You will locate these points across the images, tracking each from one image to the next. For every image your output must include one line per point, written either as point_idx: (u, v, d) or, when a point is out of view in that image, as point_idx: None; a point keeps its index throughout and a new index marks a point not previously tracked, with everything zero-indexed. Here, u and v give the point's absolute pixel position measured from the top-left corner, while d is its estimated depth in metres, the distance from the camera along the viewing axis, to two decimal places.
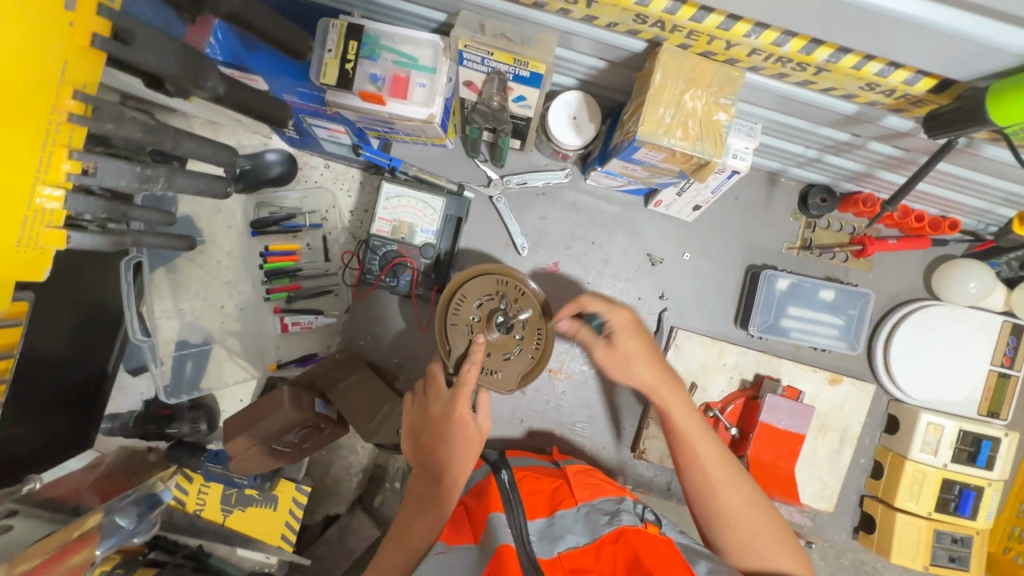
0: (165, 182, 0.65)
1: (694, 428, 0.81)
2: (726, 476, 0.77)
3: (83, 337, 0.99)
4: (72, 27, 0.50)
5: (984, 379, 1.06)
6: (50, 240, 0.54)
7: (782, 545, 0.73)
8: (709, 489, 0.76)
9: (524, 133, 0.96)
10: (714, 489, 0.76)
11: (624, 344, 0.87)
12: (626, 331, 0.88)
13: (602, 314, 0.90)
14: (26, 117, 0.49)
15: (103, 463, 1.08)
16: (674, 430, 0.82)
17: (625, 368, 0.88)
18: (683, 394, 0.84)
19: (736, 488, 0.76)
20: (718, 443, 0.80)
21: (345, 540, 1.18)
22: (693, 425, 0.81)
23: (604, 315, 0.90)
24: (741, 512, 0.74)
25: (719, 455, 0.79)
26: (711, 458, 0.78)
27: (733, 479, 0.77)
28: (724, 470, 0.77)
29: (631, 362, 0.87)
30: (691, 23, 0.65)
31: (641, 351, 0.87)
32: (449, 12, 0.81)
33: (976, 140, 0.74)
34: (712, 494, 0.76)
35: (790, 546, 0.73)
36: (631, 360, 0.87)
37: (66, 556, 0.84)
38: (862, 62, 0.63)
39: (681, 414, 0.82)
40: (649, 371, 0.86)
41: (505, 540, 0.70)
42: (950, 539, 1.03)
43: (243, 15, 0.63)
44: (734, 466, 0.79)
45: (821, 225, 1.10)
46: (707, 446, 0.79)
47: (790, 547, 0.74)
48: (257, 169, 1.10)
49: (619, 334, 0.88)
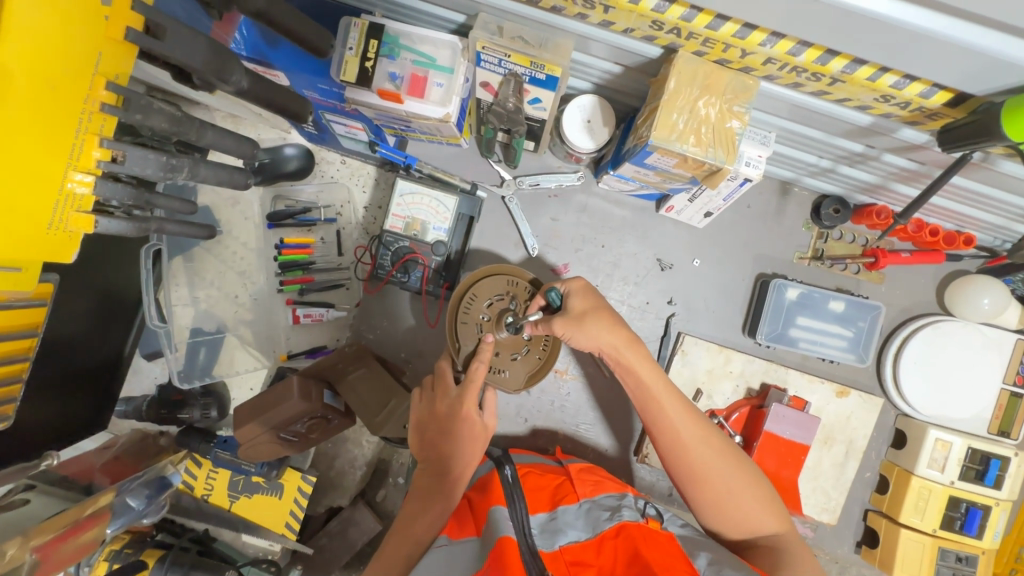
0: (188, 173, 0.66)
1: (661, 391, 0.78)
2: (700, 446, 0.76)
3: (101, 321, 1.02)
4: (106, 20, 0.51)
5: (995, 397, 1.04)
6: (79, 224, 0.57)
7: (765, 508, 0.75)
8: (685, 455, 0.76)
9: (538, 135, 0.97)
10: (691, 456, 0.76)
11: (581, 309, 0.81)
12: (580, 295, 0.83)
13: (560, 287, 0.85)
14: (61, 106, 0.51)
15: (116, 445, 1.11)
16: (642, 392, 0.80)
17: (581, 331, 0.80)
18: (643, 353, 0.80)
19: (714, 451, 0.76)
20: (687, 404, 0.79)
21: (346, 531, 1.20)
22: (660, 387, 0.79)
23: (561, 287, 0.85)
24: (720, 476, 0.75)
25: (691, 418, 0.78)
26: (683, 421, 0.77)
27: (709, 442, 0.77)
28: (699, 434, 0.77)
29: (585, 327, 0.80)
30: (706, 30, 0.66)
31: (602, 316, 0.81)
32: (469, 14, 0.83)
33: (992, 155, 0.74)
34: (689, 461, 0.76)
35: (771, 504, 0.76)
36: (590, 326, 0.80)
37: (76, 533, 0.88)
38: (878, 74, 0.63)
39: (648, 376, 0.79)
40: (611, 338, 0.80)
41: (507, 532, 0.72)
42: (955, 558, 1.01)
43: (269, 13, 0.64)
44: (708, 428, 0.78)
45: (833, 236, 1.09)
46: (678, 410, 0.78)
47: (771, 504, 0.76)
48: (275, 163, 1.12)
49: (577, 300, 0.82)
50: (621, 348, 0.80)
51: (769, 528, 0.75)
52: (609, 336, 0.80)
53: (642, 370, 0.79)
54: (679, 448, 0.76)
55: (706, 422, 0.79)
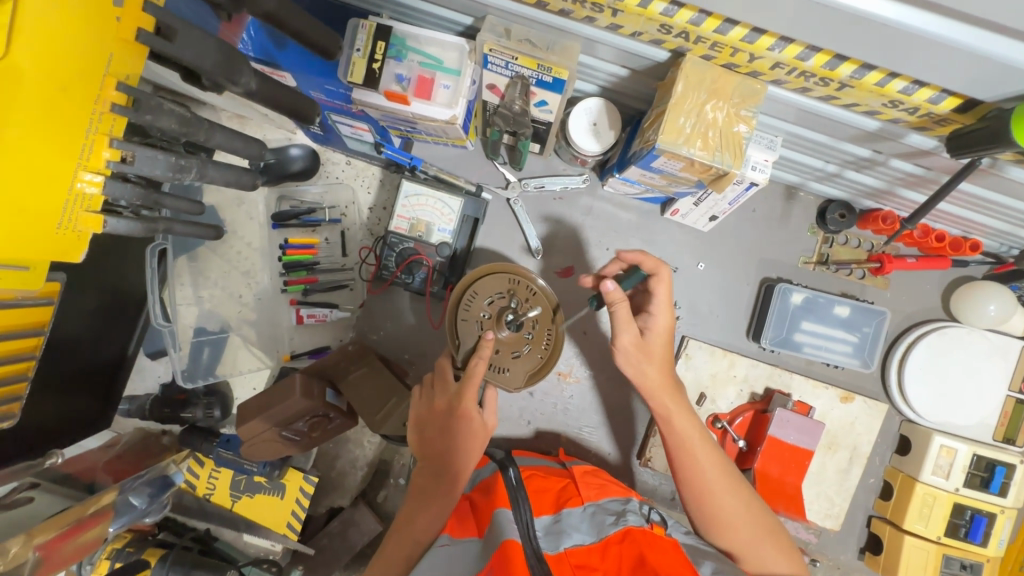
0: (197, 174, 0.66)
1: (697, 439, 0.82)
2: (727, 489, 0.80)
3: (106, 319, 1.02)
4: (119, 22, 0.52)
5: (1000, 404, 1.04)
6: (88, 224, 0.57)
7: (779, 550, 0.78)
8: (714, 500, 0.79)
9: (543, 138, 0.97)
10: (717, 504, 0.79)
11: (653, 343, 0.87)
12: (662, 313, 0.87)
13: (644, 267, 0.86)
14: (72, 106, 0.51)
15: (120, 443, 1.11)
16: (677, 436, 0.83)
17: (640, 363, 0.86)
18: (682, 399, 0.86)
19: (739, 501, 0.79)
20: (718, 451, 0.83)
21: (347, 532, 1.18)
22: (695, 436, 0.83)
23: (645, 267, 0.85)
24: (742, 524, 0.78)
25: (721, 468, 0.81)
26: (713, 470, 0.81)
27: (735, 488, 0.80)
28: (726, 483, 0.80)
29: (649, 359, 0.86)
30: (715, 35, 0.66)
31: (660, 354, 0.87)
32: (476, 17, 0.83)
33: (1000, 161, 0.74)
34: (713, 507, 0.79)
35: (785, 547, 0.78)
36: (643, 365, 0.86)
37: (78, 532, 0.87)
38: (886, 79, 0.63)
39: (684, 423, 0.84)
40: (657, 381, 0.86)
41: (511, 535, 0.72)
42: (960, 566, 1.01)
43: (278, 14, 0.64)
44: (735, 478, 0.82)
45: (838, 241, 1.09)
46: (710, 459, 0.82)
47: (786, 552, 0.78)
48: (281, 163, 1.13)
49: (652, 331, 0.87)
50: (663, 396, 0.85)
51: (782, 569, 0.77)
52: (657, 377, 0.86)
53: (679, 419, 0.84)
54: (706, 495, 0.80)
55: (733, 471, 0.82)
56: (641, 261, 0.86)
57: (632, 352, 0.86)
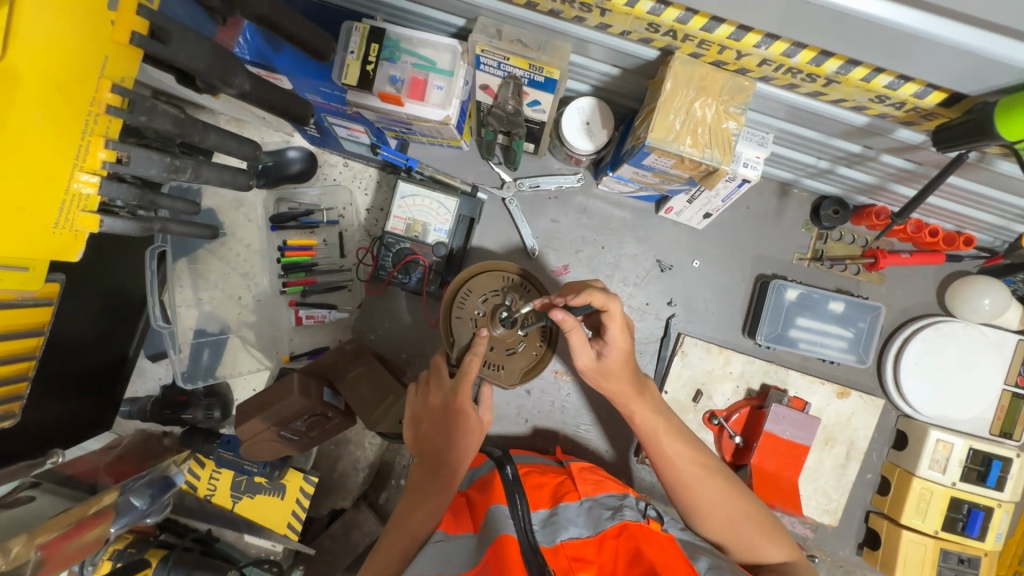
0: (192, 174, 0.67)
1: (662, 434, 0.83)
2: (704, 482, 0.79)
3: (107, 321, 1.03)
4: (113, 25, 0.53)
5: (996, 398, 1.04)
6: (84, 224, 0.58)
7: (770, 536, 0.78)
8: (691, 494, 0.79)
9: (537, 137, 0.98)
10: (693, 498, 0.79)
11: (611, 363, 0.85)
12: (620, 336, 0.83)
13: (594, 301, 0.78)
14: (68, 107, 0.52)
15: (121, 445, 1.12)
16: (644, 433, 0.84)
17: (599, 378, 0.87)
18: (648, 399, 0.85)
19: (717, 492, 0.79)
20: (691, 442, 0.83)
21: (350, 534, 1.20)
22: (662, 430, 0.83)
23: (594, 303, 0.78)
24: (724, 517, 0.78)
25: (695, 460, 0.81)
26: (685, 463, 0.81)
27: (713, 479, 0.80)
28: (701, 476, 0.80)
29: (606, 378, 0.86)
30: (702, 33, 0.66)
31: (623, 369, 0.85)
32: (468, 18, 0.84)
33: (989, 155, 0.74)
34: (690, 502, 0.80)
35: (776, 533, 0.78)
36: (605, 371, 0.86)
37: (80, 531, 0.89)
38: (872, 75, 0.64)
39: (649, 422, 0.84)
40: (619, 386, 0.86)
41: (507, 530, 0.73)
42: (958, 560, 1.01)
43: (271, 17, 0.65)
44: (711, 467, 0.81)
45: (832, 237, 1.10)
46: (681, 452, 0.82)
47: (780, 537, 0.78)
48: (279, 165, 1.14)
49: (610, 350, 0.85)
50: (627, 399, 0.85)
51: (776, 555, 0.77)
52: (616, 387, 0.86)
53: (642, 417, 0.84)
54: (685, 490, 0.80)
55: (711, 464, 0.82)
56: (589, 299, 0.78)
57: (591, 372, 0.87)
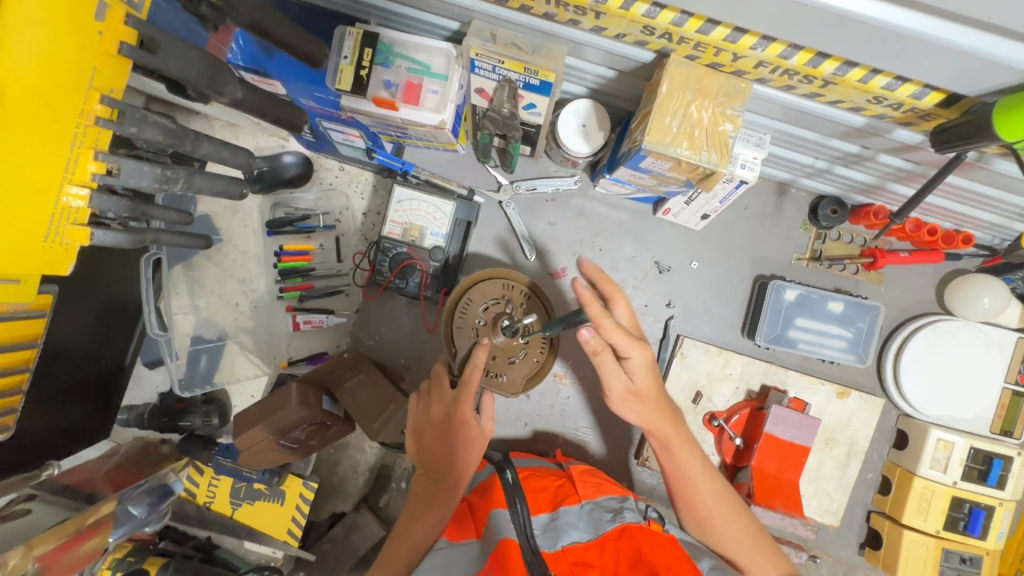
0: (184, 184, 0.67)
1: (698, 473, 0.82)
2: (726, 521, 0.81)
3: (102, 329, 1.02)
4: (100, 36, 0.52)
5: (996, 396, 1.04)
6: (75, 237, 0.58)
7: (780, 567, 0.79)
8: (714, 531, 0.81)
9: (534, 140, 0.98)
10: (715, 531, 0.81)
11: (642, 385, 0.80)
12: (637, 349, 0.75)
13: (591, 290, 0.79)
14: (56, 120, 0.52)
15: (118, 454, 1.10)
16: (678, 468, 0.83)
17: (636, 408, 0.82)
18: (683, 431, 0.84)
19: (738, 527, 0.81)
20: (720, 477, 0.84)
21: (350, 538, 1.19)
22: (696, 469, 0.82)
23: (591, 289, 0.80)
24: (743, 546, 0.80)
25: (720, 495, 0.82)
26: (713, 500, 0.81)
27: (738, 518, 0.81)
28: (727, 513, 0.81)
29: (639, 403, 0.81)
30: (698, 35, 0.66)
31: (655, 395, 0.81)
32: (462, 22, 0.84)
33: (987, 154, 0.74)
34: (711, 534, 0.81)
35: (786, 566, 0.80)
36: (640, 401, 0.81)
37: (77, 542, 0.87)
38: (869, 76, 0.63)
39: (684, 456, 0.82)
40: (650, 416, 0.82)
41: (508, 534, 0.73)
42: (960, 560, 1.01)
43: (263, 24, 0.65)
44: (736, 503, 0.82)
45: (831, 237, 1.09)
46: (711, 490, 0.82)
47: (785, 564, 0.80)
48: (275, 170, 1.13)
49: (637, 370, 0.78)
50: (660, 430, 0.82)
51: None
52: (650, 417, 0.82)
53: (679, 454, 0.82)
54: (706, 526, 0.81)
55: (731, 495, 0.83)
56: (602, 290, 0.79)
57: (624, 399, 0.82)
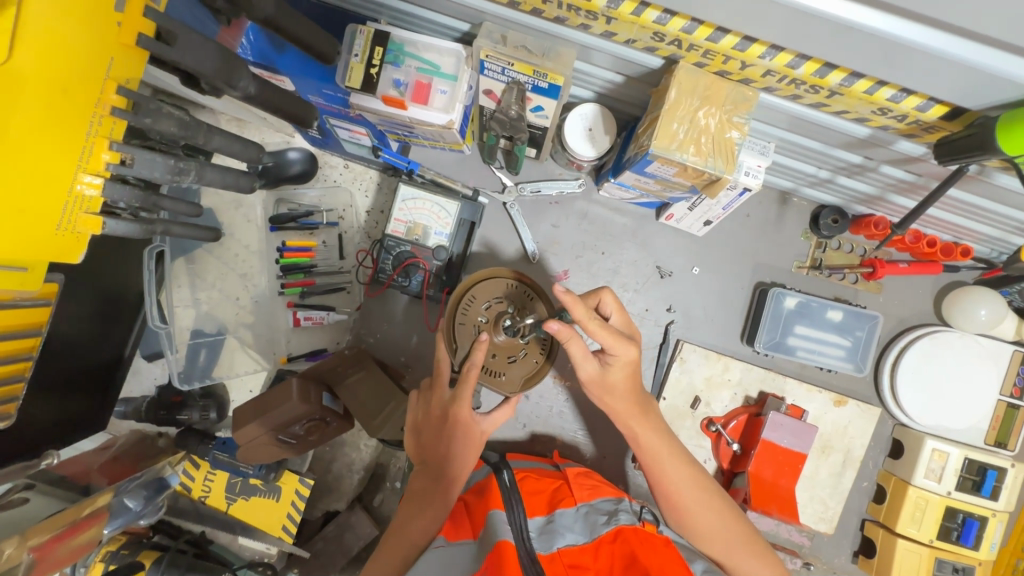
0: (195, 176, 0.68)
1: (666, 457, 0.82)
2: (696, 506, 0.81)
3: (102, 321, 1.02)
4: (119, 26, 0.53)
5: (992, 409, 1.05)
6: (88, 226, 0.58)
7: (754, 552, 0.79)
8: (686, 516, 0.81)
9: (540, 143, 0.99)
10: (691, 521, 0.81)
11: (613, 376, 0.81)
12: (621, 347, 0.77)
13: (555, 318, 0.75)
14: (74, 109, 0.53)
15: (115, 445, 1.11)
16: (648, 456, 0.83)
17: (603, 395, 0.84)
18: (652, 420, 0.84)
19: (716, 515, 0.80)
20: (692, 461, 0.84)
21: (342, 536, 1.19)
22: (666, 453, 0.82)
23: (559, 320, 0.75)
24: (721, 537, 0.79)
25: (693, 484, 0.81)
26: (686, 487, 0.81)
27: (712, 505, 0.81)
28: (698, 498, 0.81)
29: (610, 393, 0.83)
30: (707, 43, 0.67)
31: (626, 386, 0.82)
32: (473, 23, 0.85)
33: (989, 168, 0.75)
34: (691, 524, 0.81)
35: (759, 550, 0.79)
36: (610, 391, 0.83)
37: (73, 533, 0.87)
38: (875, 87, 0.65)
39: (655, 443, 0.83)
40: (620, 404, 0.83)
41: (505, 536, 0.73)
42: (952, 569, 1.01)
43: (278, 19, 0.65)
44: (711, 489, 0.82)
45: (832, 246, 1.10)
46: (682, 475, 0.82)
47: (766, 555, 0.79)
48: (279, 166, 1.13)
49: (615, 365, 0.80)
50: (630, 418, 0.83)
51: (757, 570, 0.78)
52: (621, 406, 0.83)
53: (648, 439, 0.83)
54: (678, 511, 0.81)
55: (706, 480, 0.83)
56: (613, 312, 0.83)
57: (593, 385, 0.83)
